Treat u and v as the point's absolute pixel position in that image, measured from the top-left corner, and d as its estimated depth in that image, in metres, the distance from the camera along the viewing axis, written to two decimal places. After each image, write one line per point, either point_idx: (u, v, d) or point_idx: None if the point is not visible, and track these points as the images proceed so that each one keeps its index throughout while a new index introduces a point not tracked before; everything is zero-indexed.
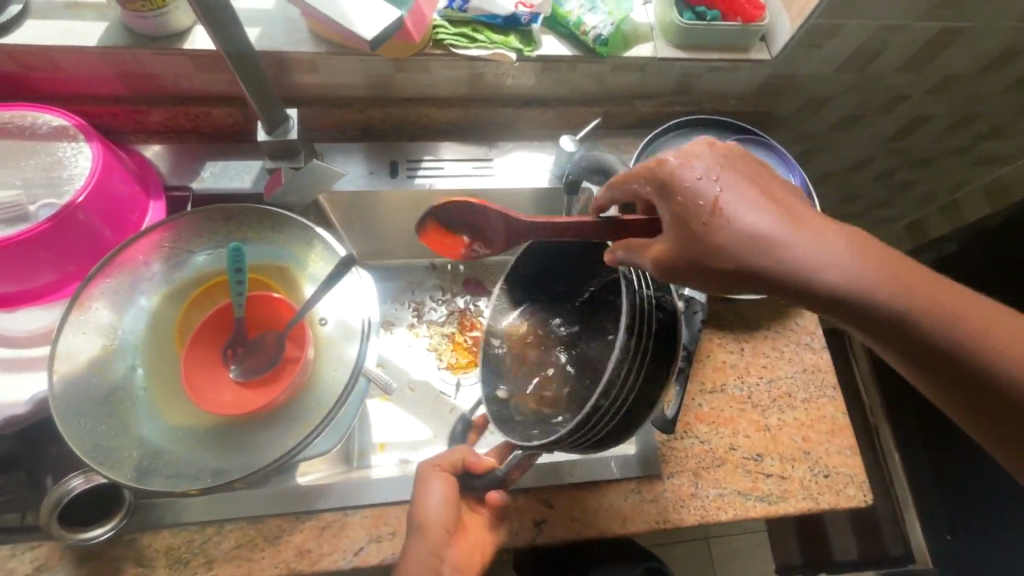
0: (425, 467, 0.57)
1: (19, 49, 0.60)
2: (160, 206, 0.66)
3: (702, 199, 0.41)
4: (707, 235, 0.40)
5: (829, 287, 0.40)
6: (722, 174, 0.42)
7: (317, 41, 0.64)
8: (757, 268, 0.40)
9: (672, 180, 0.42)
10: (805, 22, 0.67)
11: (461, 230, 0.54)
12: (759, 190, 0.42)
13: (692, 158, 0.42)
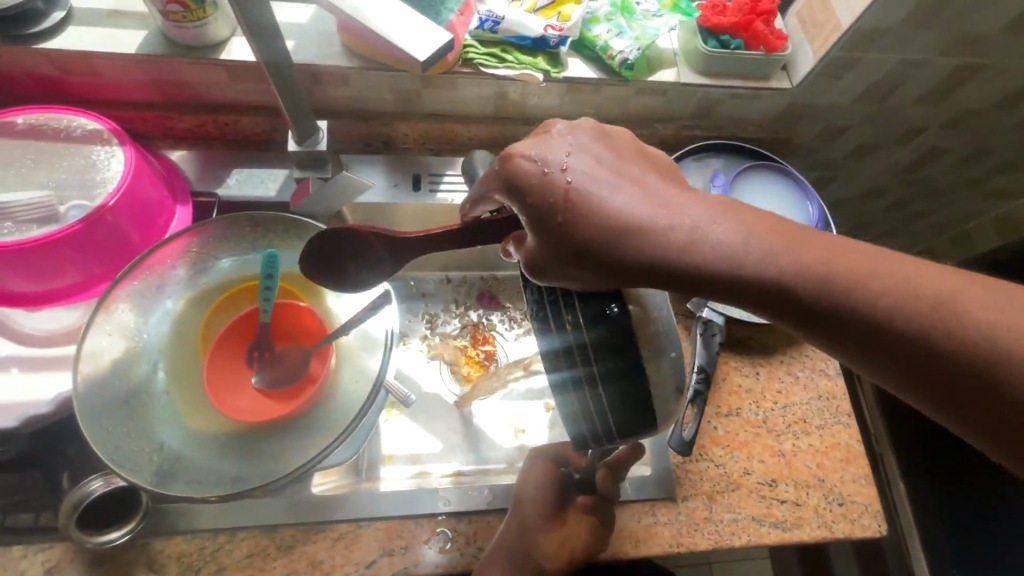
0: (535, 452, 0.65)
1: (61, 54, 0.62)
2: (186, 212, 0.66)
3: (552, 190, 0.41)
4: (568, 228, 0.40)
5: (695, 267, 0.38)
6: (572, 163, 0.42)
7: (350, 56, 0.66)
8: (624, 259, 0.40)
9: (520, 176, 0.41)
10: (828, 53, 0.68)
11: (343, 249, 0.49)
12: (611, 175, 0.42)
13: (538, 149, 0.42)
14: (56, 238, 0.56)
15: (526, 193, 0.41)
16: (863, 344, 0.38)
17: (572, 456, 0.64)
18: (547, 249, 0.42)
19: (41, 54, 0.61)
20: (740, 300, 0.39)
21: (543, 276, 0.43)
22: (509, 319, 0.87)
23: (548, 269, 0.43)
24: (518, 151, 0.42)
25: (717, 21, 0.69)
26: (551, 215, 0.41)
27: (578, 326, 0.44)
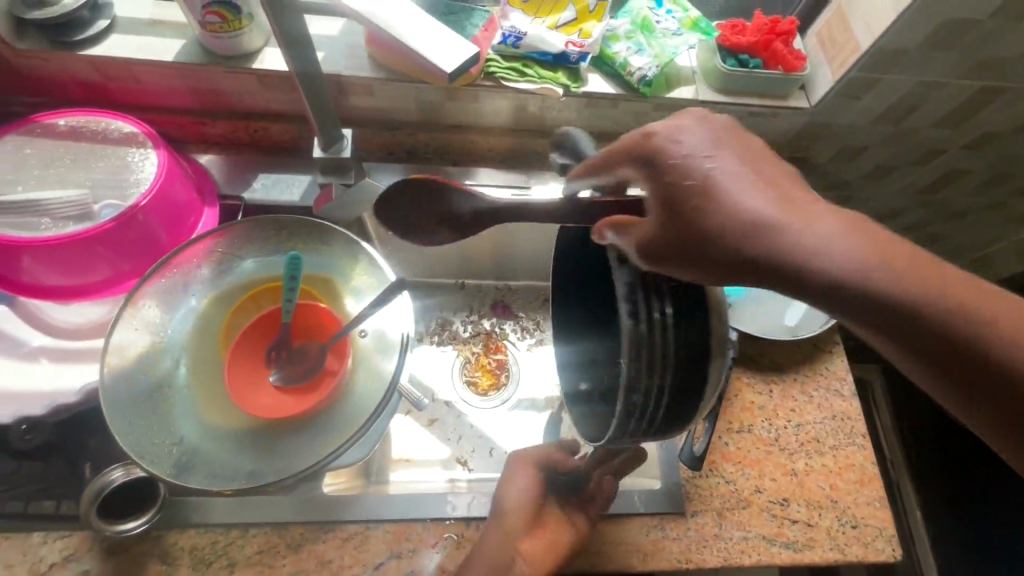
0: (511, 460, 0.62)
1: (104, 60, 0.65)
2: (213, 214, 0.68)
3: (690, 177, 0.37)
4: (694, 217, 0.36)
5: (836, 281, 0.33)
6: (716, 151, 0.37)
7: (376, 68, 0.68)
8: (753, 260, 0.35)
9: (658, 154, 0.38)
10: (846, 74, 0.69)
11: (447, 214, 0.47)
12: (756, 170, 0.37)
13: (680, 131, 0.38)
14: (91, 235, 0.58)
15: (659, 175, 0.38)
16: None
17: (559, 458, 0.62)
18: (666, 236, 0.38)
19: (86, 60, 0.64)
20: (875, 326, 0.33)
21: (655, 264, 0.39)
22: (522, 329, 0.87)
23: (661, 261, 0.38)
24: (659, 130, 0.38)
25: (737, 40, 0.71)
26: (679, 200, 0.37)
27: (666, 314, 0.42)
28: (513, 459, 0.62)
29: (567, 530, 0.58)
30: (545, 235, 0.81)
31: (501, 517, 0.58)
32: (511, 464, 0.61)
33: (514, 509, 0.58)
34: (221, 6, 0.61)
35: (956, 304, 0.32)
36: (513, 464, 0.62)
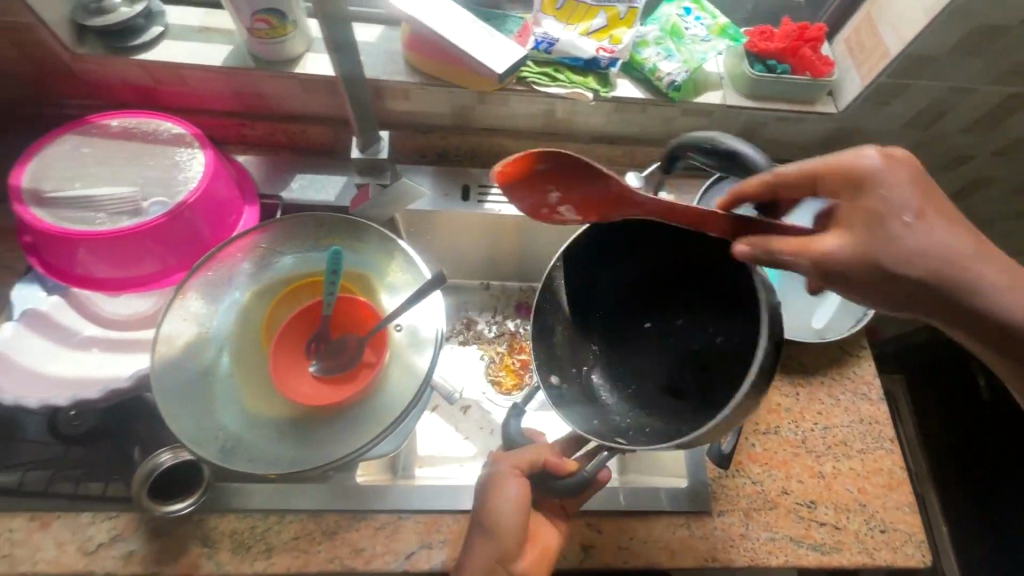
0: (500, 466, 0.56)
1: (156, 65, 0.68)
2: (254, 212, 0.71)
3: (900, 213, 0.41)
4: (893, 245, 0.40)
5: (989, 313, 0.41)
6: (919, 189, 0.42)
7: (412, 72, 0.70)
8: (939, 292, 0.40)
9: (874, 180, 0.42)
10: (874, 79, 0.70)
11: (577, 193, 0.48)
12: (942, 209, 0.42)
13: (886, 166, 0.42)
14: (143, 230, 0.61)
15: (869, 196, 0.42)
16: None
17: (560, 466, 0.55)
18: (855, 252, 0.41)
19: (140, 65, 0.68)
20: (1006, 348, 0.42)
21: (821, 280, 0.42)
22: None
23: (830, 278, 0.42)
24: (870, 164, 0.42)
25: (765, 46, 0.72)
26: (880, 226, 0.41)
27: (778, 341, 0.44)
28: (502, 465, 0.56)
29: (554, 532, 0.58)
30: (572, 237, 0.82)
31: (494, 535, 0.53)
32: (503, 472, 0.55)
33: (512, 532, 0.53)
34: (268, 13, 0.63)
35: None
36: (504, 473, 0.55)
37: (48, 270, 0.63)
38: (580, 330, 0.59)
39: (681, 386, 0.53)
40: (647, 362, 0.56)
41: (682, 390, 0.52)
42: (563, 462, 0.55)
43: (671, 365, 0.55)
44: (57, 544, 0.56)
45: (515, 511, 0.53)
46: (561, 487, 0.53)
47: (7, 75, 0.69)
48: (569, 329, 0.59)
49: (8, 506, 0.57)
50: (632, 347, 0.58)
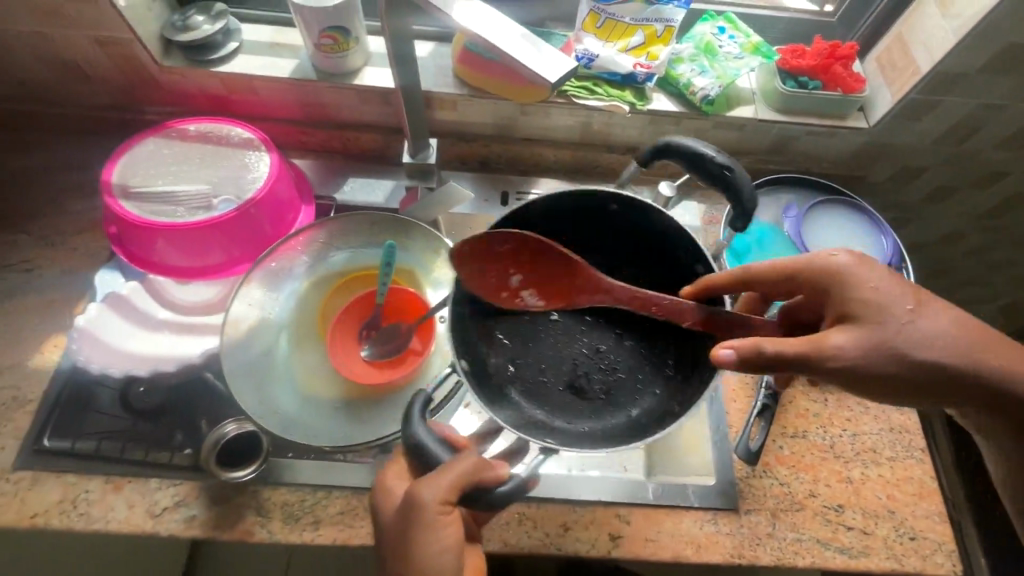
0: (422, 501, 0.46)
1: (231, 76, 0.75)
2: (310, 211, 0.76)
3: (881, 312, 0.48)
4: (879, 344, 0.47)
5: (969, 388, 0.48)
6: (897, 287, 0.49)
7: (460, 85, 0.76)
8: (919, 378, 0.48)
9: (851, 278, 0.50)
10: (905, 95, 0.72)
11: (544, 276, 0.58)
12: (919, 301, 0.49)
13: (861, 267, 0.50)
14: (214, 224, 0.67)
15: (852, 297, 0.49)
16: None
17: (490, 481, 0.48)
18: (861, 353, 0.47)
19: (217, 76, 0.75)
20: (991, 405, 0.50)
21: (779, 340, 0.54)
22: None
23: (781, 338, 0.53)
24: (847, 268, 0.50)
25: (797, 63, 0.75)
26: (879, 322, 0.48)
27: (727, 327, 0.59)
28: (426, 500, 0.46)
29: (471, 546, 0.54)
30: None
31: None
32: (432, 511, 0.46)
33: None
34: (334, 30, 0.69)
35: None
36: (429, 511, 0.46)
37: (128, 257, 0.70)
38: (481, 332, 0.66)
39: (583, 385, 0.66)
40: (542, 364, 0.67)
41: (582, 390, 0.65)
42: (496, 472, 0.49)
43: (568, 367, 0.67)
44: (127, 505, 0.61)
45: (448, 554, 0.47)
46: (497, 499, 0.48)
47: (99, 83, 0.77)
48: (478, 327, 0.66)
49: (85, 469, 0.62)
50: (529, 347, 0.68)
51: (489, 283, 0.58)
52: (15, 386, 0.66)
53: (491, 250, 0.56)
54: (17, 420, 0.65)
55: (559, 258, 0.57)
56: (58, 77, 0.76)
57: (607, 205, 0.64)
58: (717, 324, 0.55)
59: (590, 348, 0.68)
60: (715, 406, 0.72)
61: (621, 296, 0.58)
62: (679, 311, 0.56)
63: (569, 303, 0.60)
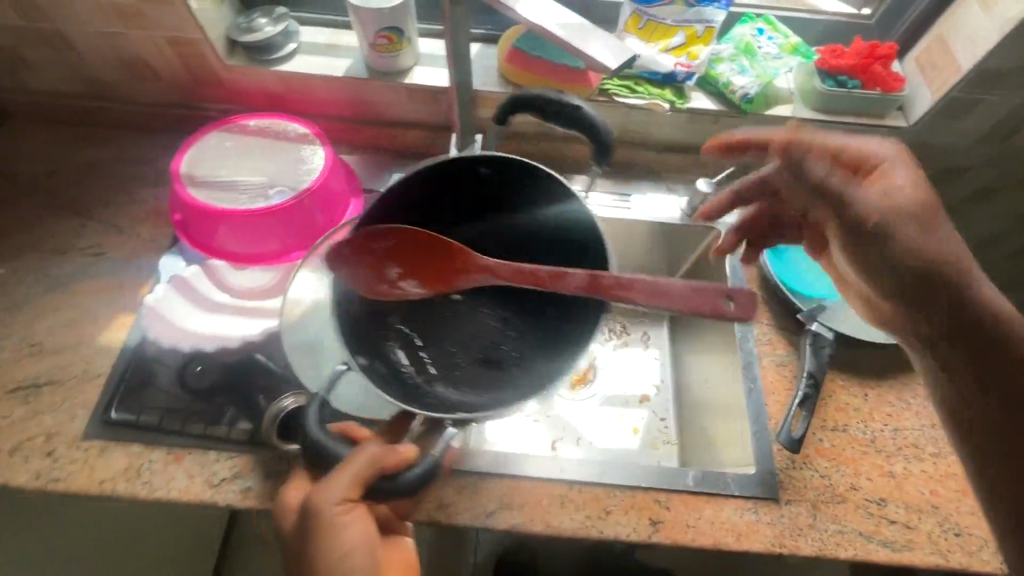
0: (320, 503, 0.49)
1: (290, 75, 0.79)
2: (359, 204, 0.80)
3: (908, 200, 0.55)
4: (907, 229, 0.54)
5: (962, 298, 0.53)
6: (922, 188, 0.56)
7: (505, 83, 0.79)
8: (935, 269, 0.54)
9: (886, 171, 0.57)
10: (946, 93, 0.73)
11: (421, 263, 0.57)
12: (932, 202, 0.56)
13: (896, 164, 0.57)
14: (272, 212, 0.71)
15: (890, 177, 0.57)
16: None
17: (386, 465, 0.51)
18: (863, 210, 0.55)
19: (278, 74, 0.79)
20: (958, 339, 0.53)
21: (655, 301, 0.50)
22: (608, 331, 0.94)
23: (668, 293, 0.51)
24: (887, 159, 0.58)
25: (836, 64, 0.76)
26: (906, 211, 0.55)
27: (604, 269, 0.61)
28: (325, 501, 0.49)
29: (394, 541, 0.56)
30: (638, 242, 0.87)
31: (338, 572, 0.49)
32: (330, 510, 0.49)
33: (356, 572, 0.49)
34: (390, 31, 0.73)
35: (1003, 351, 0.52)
36: (329, 508, 0.49)
37: (191, 243, 0.74)
38: (382, 337, 0.66)
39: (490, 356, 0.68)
40: (449, 346, 0.70)
41: (495, 360, 0.68)
42: (401, 457, 0.52)
43: (475, 343, 0.70)
44: (188, 475, 0.64)
45: (353, 552, 0.49)
46: (396, 488, 0.51)
47: (168, 82, 0.82)
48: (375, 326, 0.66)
49: (149, 440, 0.66)
50: (438, 333, 0.71)
51: (369, 278, 0.59)
52: (85, 361, 0.71)
53: (368, 245, 0.58)
54: (87, 392, 0.69)
55: (437, 245, 0.57)
56: (130, 76, 0.81)
57: (476, 168, 0.63)
58: (613, 292, 0.52)
59: (497, 321, 0.72)
60: (753, 397, 0.73)
61: (505, 273, 0.55)
62: (563, 278, 0.53)
63: (450, 286, 0.57)
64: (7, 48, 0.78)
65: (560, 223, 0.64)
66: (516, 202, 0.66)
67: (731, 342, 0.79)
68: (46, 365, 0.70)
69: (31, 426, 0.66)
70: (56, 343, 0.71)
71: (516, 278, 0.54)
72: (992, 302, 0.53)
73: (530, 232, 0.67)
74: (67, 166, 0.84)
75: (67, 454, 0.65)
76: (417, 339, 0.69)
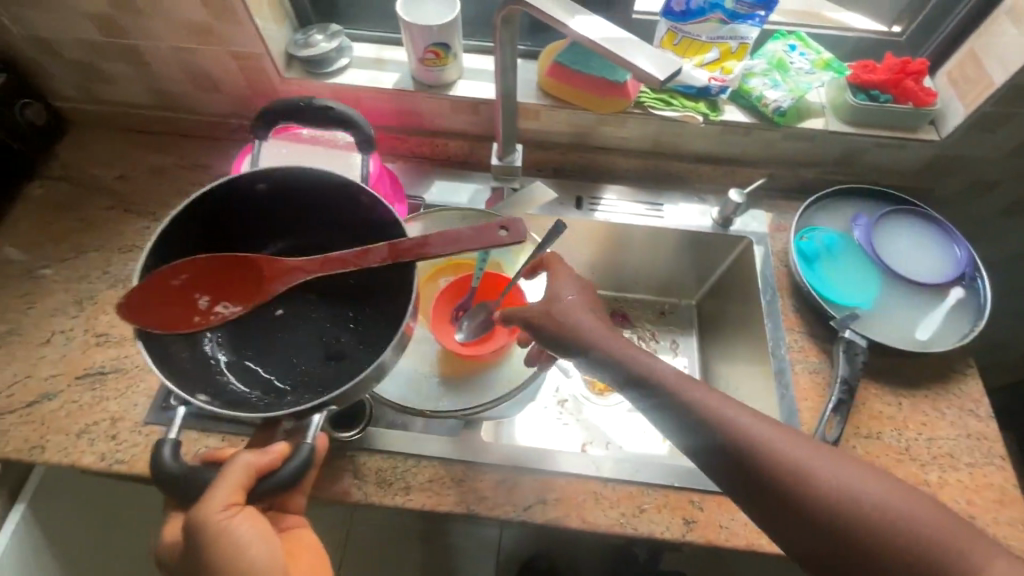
0: (203, 516, 0.48)
1: (342, 86, 0.84)
2: (403, 208, 0.83)
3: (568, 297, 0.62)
4: (591, 336, 0.58)
5: (722, 421, 0.50)
6: (579, 296, 0.62)
7: (543, 96, 0.83)
8: (676, 395, 0.52)
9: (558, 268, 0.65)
10: (979, 107, 0.74)
11: (216, 284, 0.59)
12: (591, 307, 0.61)
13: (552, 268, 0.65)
14: None
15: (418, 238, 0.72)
16: (763, 499, 0.48)
17: (263, 461, 0.51)
18: (569, 329, 0.59)
19: (331, 86, 0.84)
20: (752, 460, 0.48)
21: (449, 247, 0.54)
22: (640, 337, 0.94)
23: (460, 241, 0.55)
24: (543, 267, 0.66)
25: (867, 78, 0.79)
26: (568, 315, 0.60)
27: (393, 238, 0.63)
28: (208, 513, 0.48)
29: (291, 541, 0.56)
30: (665, 249, 0.90)
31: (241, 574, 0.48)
32: (213, 518, 0.48)
33: (268, 561, 0.49)
34: (438, 47, 0.78)
35: (791, 453, 0.48)
36: (215, 516, 0.48)
37: None
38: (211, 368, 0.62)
39: (335, 352, 0.67)
40: (286, 357, 0.67)
41: (340, 352, 0.67)
42: (273, 457, 0.52)
43: (316, 343, 0.68)
44: None
45: (254, 544, 0.49)
46: (280, 482, 0.51)
47: (228, 93, 0.88)
48: (204, 367, 0.62)
49: (204, 427, 0.70)
50: (267, 350, 0.67)
51: (179, 314, 0.57)
52: (147, 352, 0.75)
53: (168, 282, 0.57)
54: (148, 380, 0.73)
55: (227, 262, 0.59)
56: (194, 87, 0.87)
57: (255, 185, 0.63)
58: (400, 253, 0.56)
59: (329, 321, 0.69)
60: (786, 401, 0.73)
61: (312, 266, 0.57)
62: (367, 254, 0.56)
63: (267, 296, 0.59)
64: (85, 62, 0.85)
65: (358, 210, 0.65)
66: (319, 201, 0.66)
67: (762, 349, 0.80)
68: (111, 355, 0.75)
69: (96, 411, 0.71)
70: (120, 333, 0.76)
71: (323, 266, 0.57)
72: (732, 419, 0.50)
73: (335, 226, 0.69)
74: (131, 171, 0.90)
75: (129, 438, 0.69)
76: (247, 361, 0.66)
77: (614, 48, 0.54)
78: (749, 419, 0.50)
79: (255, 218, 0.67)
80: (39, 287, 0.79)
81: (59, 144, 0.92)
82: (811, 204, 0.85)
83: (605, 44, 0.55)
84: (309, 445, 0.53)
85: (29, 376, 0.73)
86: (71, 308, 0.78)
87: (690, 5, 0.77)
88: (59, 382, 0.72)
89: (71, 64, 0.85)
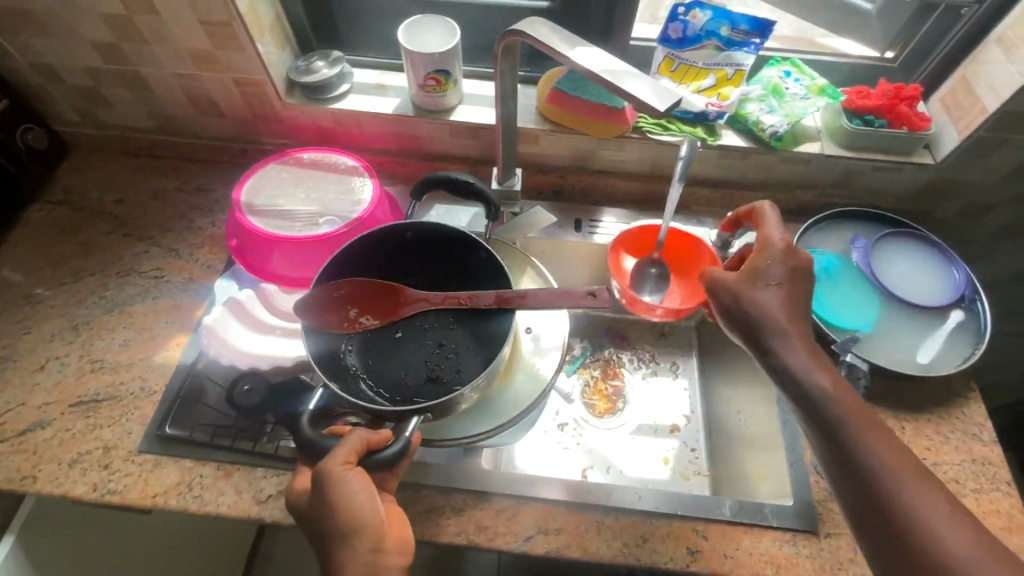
0: (328, 466, 0.50)
1: (342, 112, 0.85)
2: None
3: (774, 281, 0.59)
4: (778, 334, 0.57)
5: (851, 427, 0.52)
6: (786, 283, 0.59)
7: (543, 121, 0.84)
8: (817, 393, 0.54)
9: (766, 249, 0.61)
10: (973, 132, 0.75)
11: (362, 301, 0.66)
12: (793, 304, 0.59)
13: (768, 256, 0.60)
14: (324, 239, 0.74)
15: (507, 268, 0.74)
16: (865, 508, 0.50)
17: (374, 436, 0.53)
18: (761, 313, 0.58)
19: (331, 111, 0.85)
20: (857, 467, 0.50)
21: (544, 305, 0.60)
22: (637, 360, 0.95)
23: (557, 299, 0.60)
24: (772, 239, 0.61)
25: (862, 103, 0.80)
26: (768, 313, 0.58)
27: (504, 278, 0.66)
28: (331, 464, 0.50)
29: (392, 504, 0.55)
30: None
31: (349, 531, 0.50)
32: (331, 475, 0.50)
33: (370, 516, 0.50)
34: (438, 74, 0.78)
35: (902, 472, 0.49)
36: (333, 472, 0.50)
37: (246, 266, 0.77)
38: (339, 371, 0.64)
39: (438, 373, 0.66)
40: (392, 372, 0.67)
41: (439, 376, 0.66)
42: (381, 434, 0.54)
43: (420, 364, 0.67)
44: (235, 491, 0.67)
45: (360, 497, 0.50)
46: (382, 457, 0.52)
47: (229, 117, 0.88)
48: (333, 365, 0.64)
49: (199, 455, 0.68)
50: (383, 363, 0.67)
51: (332, 320, 0.64)
52: (142, 379, 0.74)
53: (331, 293, 0.64)
54: (143, 408, 0.72)
55: (379, 286, 0.66)
56: (196, 112, 0.88)
57: (403, 234, 0.68)
58: (506, 300, 0.63)
59: (435, 347, 0.68)
60: (788, 426, 0.73)
61: (435, 299, 0.65)
62: (477, 296, 0.64)
63: (398, 317, 0.67)
64: (88, 88, 0.85)
65: (472, 256, 0.69)
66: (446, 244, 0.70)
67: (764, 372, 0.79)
68: (107, 382, 0.74)
69: (89, 440, 0.70)
70: (116, 360, 0.75)
71: (444, 301, 0.65)
72: (861, 432, 0.51)
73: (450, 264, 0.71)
74: (131, 195, 0.90)
75: (122, 467, 0.68)
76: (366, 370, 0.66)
77: (616, 78, 0.55)
78: (878, 442, 0.51)
79: (391, 250, 0.69)
80: (34, 313, 0.78)
81: (59, 168, 0.92)
82: (806, 229, 0.86)
83: (605, 73, 0.55)
84: (406, 437, 0.54)
85: (22, 404, 0.72)
86: (67, 334, 0.77)
87: (687, 32, 0.78)
88: (53, 410, 0.71)
89: (74, 89, 0.86)
